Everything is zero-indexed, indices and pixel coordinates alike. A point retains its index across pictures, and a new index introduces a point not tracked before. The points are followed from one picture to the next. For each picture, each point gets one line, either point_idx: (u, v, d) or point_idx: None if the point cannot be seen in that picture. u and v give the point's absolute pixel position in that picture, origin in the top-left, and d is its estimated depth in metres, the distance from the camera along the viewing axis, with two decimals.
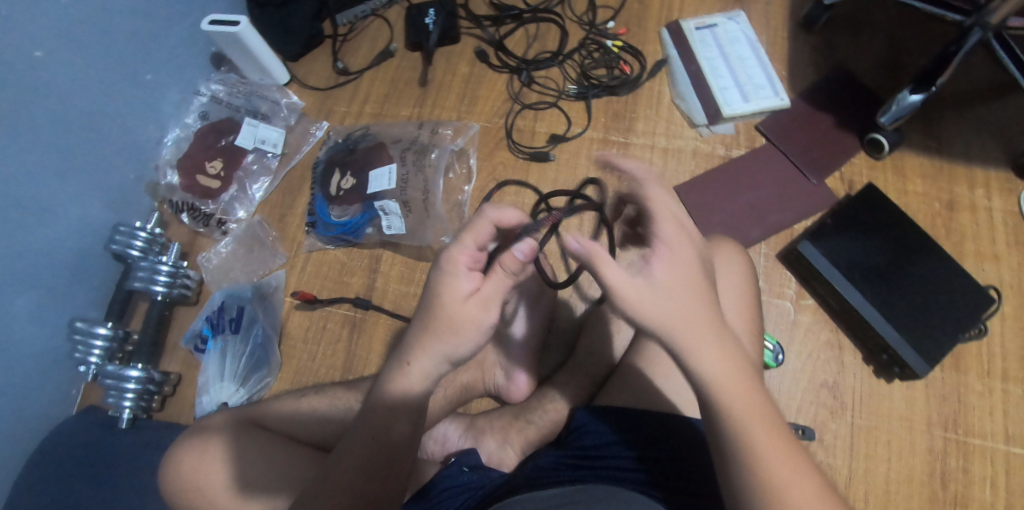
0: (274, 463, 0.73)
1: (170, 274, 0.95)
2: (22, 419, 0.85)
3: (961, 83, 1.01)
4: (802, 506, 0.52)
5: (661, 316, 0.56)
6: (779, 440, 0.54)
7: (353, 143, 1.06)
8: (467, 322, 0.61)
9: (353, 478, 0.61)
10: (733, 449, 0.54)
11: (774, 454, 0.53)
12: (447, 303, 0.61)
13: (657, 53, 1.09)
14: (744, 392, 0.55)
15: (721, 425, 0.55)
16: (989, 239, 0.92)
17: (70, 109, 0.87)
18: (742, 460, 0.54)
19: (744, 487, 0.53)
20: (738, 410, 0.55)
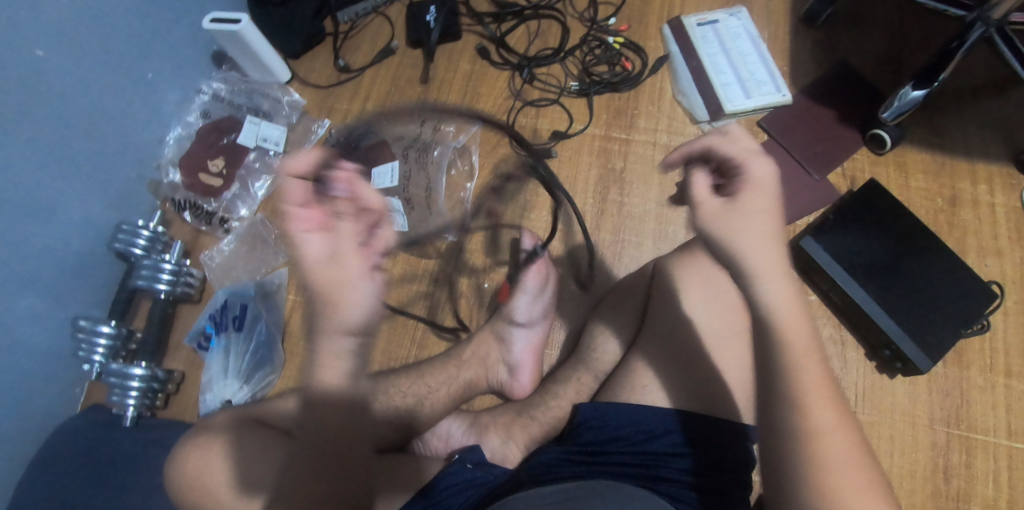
0: (274, 459, 0.73)
1: (173, 273, 0.94)
2: (27, 417, 0.85)
3: (963, 78, 1.01)
4: (839, 459, 0.54)
5: (746, 249, 0.56)
6: (828, 398, 0.56)
7: (354, 140, 1.04)
8: (334, 286, 0.59)
9: (310, 483, 0.67)
10: (786, 394, 0.56)
11: (821, 407, 0.55)
12: (308, 270, 0.60)
13: (658, 50, 1.08)
14: (806, 337, 0.57)
15: (781, 369, 0.56)
16: (992, 234, 0.92)
17: (72, 109, 0.87)
18: (792, 410, 0.55)
19: (794, 434, 0.55)
20: (798, 356, 0.56)
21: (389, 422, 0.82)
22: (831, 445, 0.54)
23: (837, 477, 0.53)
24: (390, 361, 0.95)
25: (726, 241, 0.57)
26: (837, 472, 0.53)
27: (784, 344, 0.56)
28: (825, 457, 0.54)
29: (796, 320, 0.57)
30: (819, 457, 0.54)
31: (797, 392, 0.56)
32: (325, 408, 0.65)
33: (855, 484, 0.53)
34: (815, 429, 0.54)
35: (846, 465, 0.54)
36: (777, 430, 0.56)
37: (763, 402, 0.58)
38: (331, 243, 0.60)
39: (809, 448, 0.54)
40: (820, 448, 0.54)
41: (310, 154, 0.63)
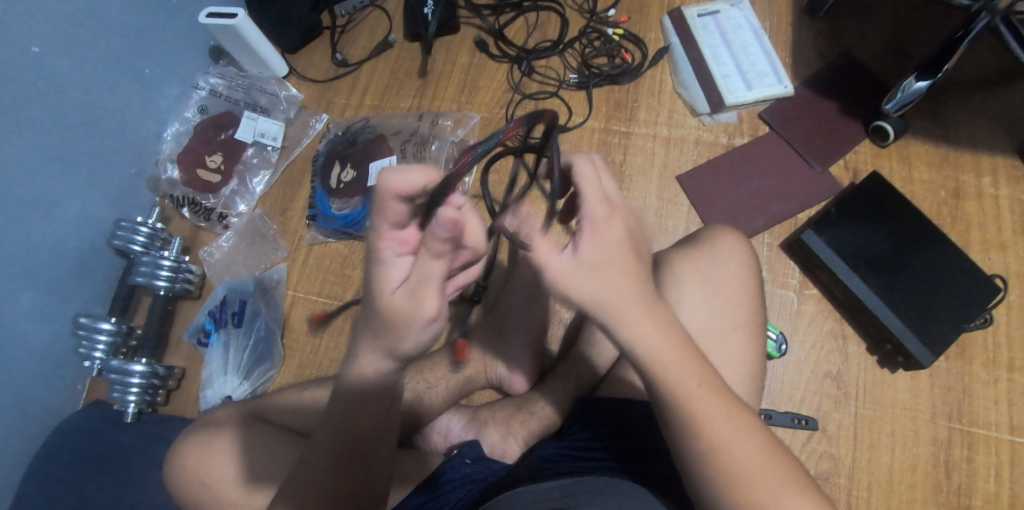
0: (278, 455, 0.73)
1: (172, 268, 0.95)
2: (29, 414, 0.86)
3: (968, 69, 0.99)
4: (762, 483, 0.53)
5: (587, 295, 0.52)
6: (724, 416, 0.54)
7: (353, 135, 1.06)
8: (399, 319, 0.51)
9: (324, 481, 0.58)
10: (688, 435, 0.55)
11: (719, 427, 0.54)
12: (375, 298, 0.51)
13: (659, 41, 1.07)
14: (687, 367, 0.55)
15: (674, 412, 0.55)
16: (995, 227, 0.91)
17: (69, 105, 0.87)
18: (690, 437, 0.54)
19: (703, 472, 0.54)
20: (688, 394, 0.54)
21: None
22: (745, 456, 0.53)
23: (757, 490, 0.53)
24: None
25: (565, 291, 0.53)
26: (752, 482, 0.53)
27: (666, 374, 0.54)
28: (740, 474, 0.53)
29: (672, 348, 0.54)
30: (733, 474, 0.53)
31: (693, 417, 0.54)
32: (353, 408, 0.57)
33: (778, 488, 0.53)
34: (722, 447, 0.53)
35: (769, 488, 0.53)
36: (686, 456, 0.55)
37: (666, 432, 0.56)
38: (411, 274, 0.51)
39: (717, 469, 0.53)
40: (732, 465, 0.53)
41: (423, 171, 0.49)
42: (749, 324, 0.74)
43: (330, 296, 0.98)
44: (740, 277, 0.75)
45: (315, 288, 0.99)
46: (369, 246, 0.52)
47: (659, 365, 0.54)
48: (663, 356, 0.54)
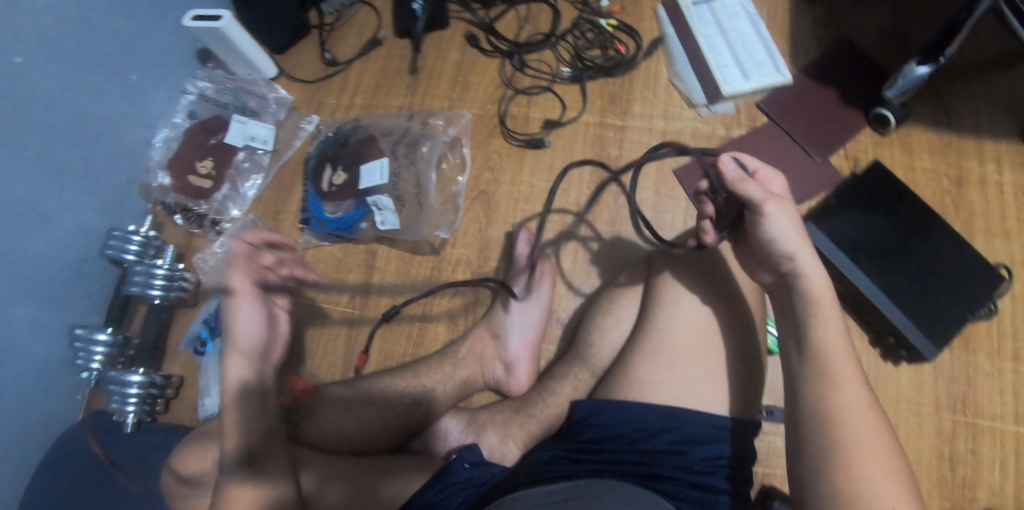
0: (250, 436, 0.71)
1: (166, 277, 0.95)
2: (29, 427, 0.86)
3: (970, 52, 0.97)
4: (876, 450, 0.56)
5: (784, 233, 0.62)
6: (854, 382, 0.59)
7: (344, 137, 1.04)
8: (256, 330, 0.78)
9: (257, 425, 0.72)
10: (816, 382, 0.59)
11: (850, 388, 0.58)
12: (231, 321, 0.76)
13: (653, 31, 1.05)
14: (832, 318, 0.61)
15: (808, 356, 0.61)
16: (1000, 215, 0.89)
17: (56, 116, 0.86)
18: (817, 387, 0.59)
19: (819, 426, 0.58)
20: (827, 343, 0.60)
21: (384, 420, 0.83)
22: (858, 423, 0.57)
23: (861, 455, 0.55)
24: (387, 359, 0.94)
25: (773, 227, 0.63)
26: (864, 448, 0.56)
27: (819, 325, 0.61)
28: (846, 434, 0.56)
29: (830, 305, 0.62)
30: (844, 432, 0.56)
31: (827, 370, 0.59)
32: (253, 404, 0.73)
33: (881, 466, 0.55)
34: (843, 415, 0.57)
35: (879, 455, 0.55)
36: (805, 407, 0.59)
37: (792, 381, 0.62)
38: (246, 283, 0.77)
39: (835, 425, 0.57)
40: (846, 427, 0.57)
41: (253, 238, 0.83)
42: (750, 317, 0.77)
43: (326, 300, 0.97)
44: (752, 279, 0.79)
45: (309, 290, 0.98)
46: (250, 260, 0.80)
47: (815, 309, 0.61)
48: (821, 302, 0.62)
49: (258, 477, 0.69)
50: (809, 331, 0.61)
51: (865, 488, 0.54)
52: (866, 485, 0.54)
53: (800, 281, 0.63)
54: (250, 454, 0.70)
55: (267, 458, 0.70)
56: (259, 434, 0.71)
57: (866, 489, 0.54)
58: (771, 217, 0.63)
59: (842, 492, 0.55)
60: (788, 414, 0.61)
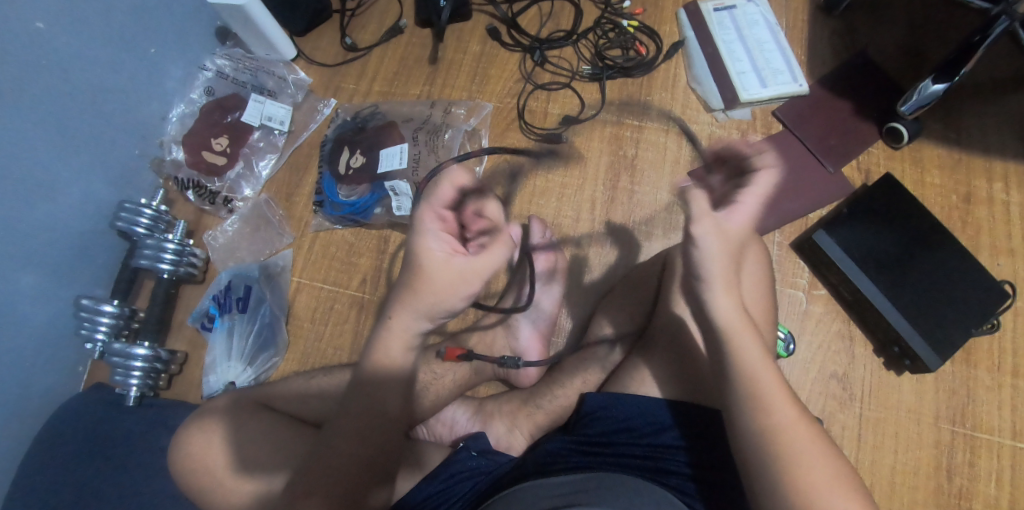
0: (274, 442, 0.73)
1: (176, 252, 0.94)
2: (28, 396, 0.84)
3: (982, 72, 0.99)
4: (821, 464, 0.56)
5: (716, 249, 0.63)
6: (783, 397, 0.60)
7: (363, 121, 1.05)
8: (431, 282, 0.61)
9: (350, 441, 0.62)
10: (746, 404, 0.60)
11: (780, 405, 0.59)
12: (422, 263, 0.62)
13: (674, 35, 1.06)
14: (750, 338, 0.63)
15: (732, 379, 0.62)
16: (1005, 233, 0.91)
17: (80, 86, 0.86)
18: (751, 410, 0.60)
19: (759, 446, 0.58)
20: (749, 365, 0.62)
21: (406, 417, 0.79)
22: (797, 441, 0.57)
23: (805, 468, 0.56)
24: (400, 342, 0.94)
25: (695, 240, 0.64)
26: (807, 463, 0.56)
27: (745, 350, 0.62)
28: (790, 452, 0.57)
29: (743, 327, 0.64)
30: (784, 448, 0.57)
31: (758, 391, 0.60)
32: (359, 394, 0.63)
33: (827, 477, 0.56)
34: (781, 431, 0.58)
35: (822, 469, 0.56)
36: (743, 433, 0.60)
37: (727, 406, 0.62)
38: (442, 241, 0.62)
39: (775, 445, 0.57)
40: (785, 443, 0.57)
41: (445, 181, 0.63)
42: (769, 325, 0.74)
43: (336, 283, 0.98)
44: (757, 275, 0.74)
45: (321, 273, 0.99)
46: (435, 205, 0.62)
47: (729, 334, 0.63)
48: (736, 323, 0.64)
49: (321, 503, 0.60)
50: (731, 354, 0.63)
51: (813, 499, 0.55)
52: (818, 497, 0.55)
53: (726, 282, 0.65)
54: (310, 483, 0.61)
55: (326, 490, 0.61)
56: (328, 456, 0.62)
57: (817, 499, 0.55)
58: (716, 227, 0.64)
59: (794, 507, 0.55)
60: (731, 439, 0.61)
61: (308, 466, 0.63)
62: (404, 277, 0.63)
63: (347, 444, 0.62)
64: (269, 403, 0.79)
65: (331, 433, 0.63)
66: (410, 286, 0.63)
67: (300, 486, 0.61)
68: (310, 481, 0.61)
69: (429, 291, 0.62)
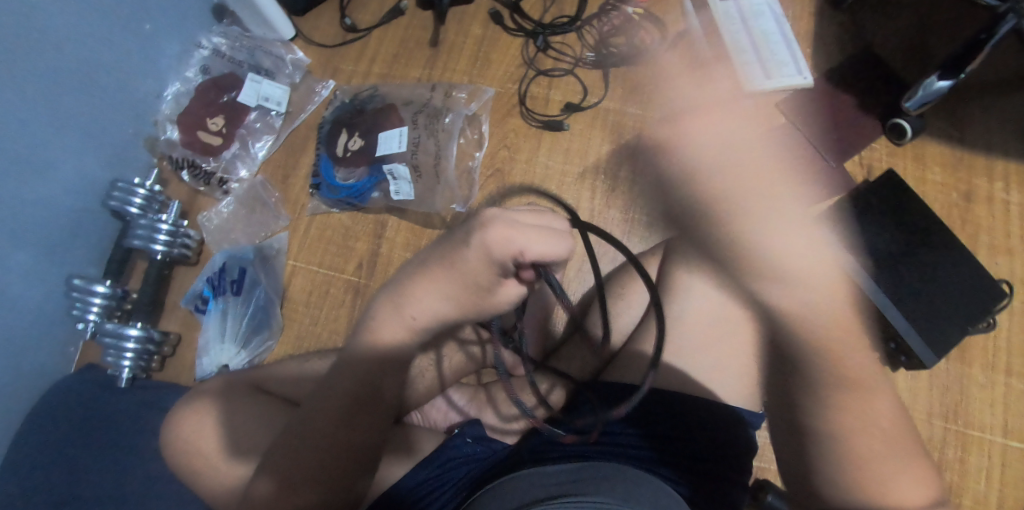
0: (264, 424, 0.73)
1: (170, 233, 0.93)
2: (19, 374, 0.84)
3: (988, 69, 0.98)
4: (884, 438, 0.60)
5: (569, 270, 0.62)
6: (877, 383, 0.61)
7: (361, 104, 1.04)
8: (479, 303, 0.59)
9: (333, 424, 0.62)
10: (823, 390, 0.60)
11: (870, 392, 0.60)
12: (469, 273, 0.57)
13: (679, 23, 1.04)
14: (835, 304, 0.61)
15: (806, 354, 0.60)
16: (1004, 232, 0.91)
17: (71, 61, 0.84)
18: (824, 400, 0.60)
19: (836, 443, 0.60)
20: (821, 336, 0.60)
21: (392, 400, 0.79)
22: (876, 413, 0.60)
23: (873, 462, 0.59)
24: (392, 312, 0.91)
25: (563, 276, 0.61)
26: (871, 464, 0.59)
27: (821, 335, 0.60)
28: (859, 443, 0.59)
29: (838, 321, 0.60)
30: (853, 444, 0.59)
31: (853, 381, 0.60)
32: (346, 374, 0.63)
33: (884, 457, 0.59)
34: (858, 424, 0.59)
35: (891, 464, 0.59)
36: (812, 426, 0.61)
37: (793, 393, 0.63)
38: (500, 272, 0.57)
39: (846, 445, 0.59)
40: (858, 450, 0.59)
41: (537, 235, 0.55)
42: None
43: (332, 267, 0.97)
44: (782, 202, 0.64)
45: (317, 257, 0.98)
46: (507, 234, 0.55)
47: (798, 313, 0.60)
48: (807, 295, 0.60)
49: (304, 486, 0.61)
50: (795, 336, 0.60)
51: (888, 493, 0.59)
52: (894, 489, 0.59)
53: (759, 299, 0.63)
54: (292, 467, 0.61)
55: (308, 473, 0.61)
56: (310, 438, 0.62)
57: (886, 487, 0.59)
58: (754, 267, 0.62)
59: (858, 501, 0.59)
60: (795, 428, 0.63)
61: (290, 451, 0.62)
62: (436, 261, 0.59)
63: (330, 428, 0.62)
64: (260, 385, 0.79)
65: (315, 416, 0.62)
66: (440, 274, 0.59)
67: (284, 471, 0.61)
68: (294, 467, 0.61)
69: (469, 306, 0.59)
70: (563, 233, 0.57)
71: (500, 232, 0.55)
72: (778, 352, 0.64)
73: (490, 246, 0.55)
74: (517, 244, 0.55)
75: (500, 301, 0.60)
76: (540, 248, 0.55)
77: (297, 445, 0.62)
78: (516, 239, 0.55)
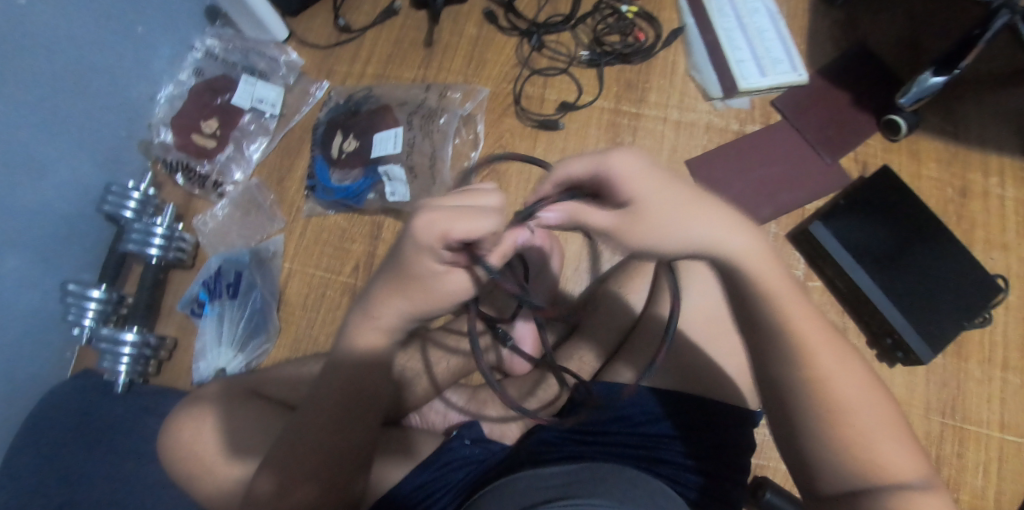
0: (265, 427, 0.73)
1: (165, 237, 0.92)
2: (15, 380, 0.83)
3: (981, 65, 0.98)
4: (862, 403, 0.52)
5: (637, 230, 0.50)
6: (832, 344, 0.53)
7: (355, 105, 1.03)
8: (429, 292, 0.55)
9: (333, 423, 0.62)
10: (788, 355, 0.52)
11: (825, 351, 0.52)
12: (413, 267, 0.53)
13: (674, 21, 1.04)
14: (775, 277, 0.52)
15: (767, 319, 0.53)
16: (1000, 228, 0.91)
17: (62, 65, 0.83)
18: (792, 366, 0.52)
19: (805, 398, 0.52)
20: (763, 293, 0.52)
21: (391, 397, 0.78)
22: (839, 387, 0.52)
23: (855, 426, 0.51)
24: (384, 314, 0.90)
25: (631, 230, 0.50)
26: (855, 424, 0.51)
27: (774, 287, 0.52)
28: (843, 404, 0.52)
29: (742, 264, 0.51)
30: (833, 401, 0.51)
31: (796, 343, 0.52)
32: (336, 375, 0.61)
33: (871, 429, 0.52)
34: (829, 380, 0.52)
35: (873, 416, 0.52)
36: (788, 388, 0.53)
37: (760, 358, 0.54)
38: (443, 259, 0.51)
39: (822, 402, 0.52)
40: (834, 400, 0.51)
41: (472, 221, 0.47)
42: None
43: (328, 269, 0.97)
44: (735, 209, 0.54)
45: (313, 259, 0.98)
46: (434, 225, 0.48)
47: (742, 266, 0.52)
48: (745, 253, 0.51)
49: (308, 483, 0.61)
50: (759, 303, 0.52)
51: (871, 457, 0.51)
52: (878, 454, 0.51)
53: (716, 271, 0.54)
54: (296, 466, 0.61)
55: (308, 474, 0.61)
56: (311, 436, 0.61)
57: (872, 448, 0.51)
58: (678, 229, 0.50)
59: (840, 461, 0.52)
60: (772, 405, 0.54)
61: (291, 451, 0.62)
62: (387, 264, 0.55)
63: (330, 425, 0.62)
64: (259, 389, 0.78)
65: (315, 417, 0.62)
66: (394, 276, 0.55)
67: (287, 470, 0.61)
68: (298, 465, 0.61)
69: (426, 302, 0.56)
70: (493, 207, 0.48)
71: (424, 227, 0.49)
72: (745, 324, 0.55)
73: (420, 241, 0.50)
74: (442, 231, 0.48)
75: (452, 288, 0.54)
76: (459, 233, 0.47)
77: (299, 444, 0.61)
78: (440, 227, 0.48)
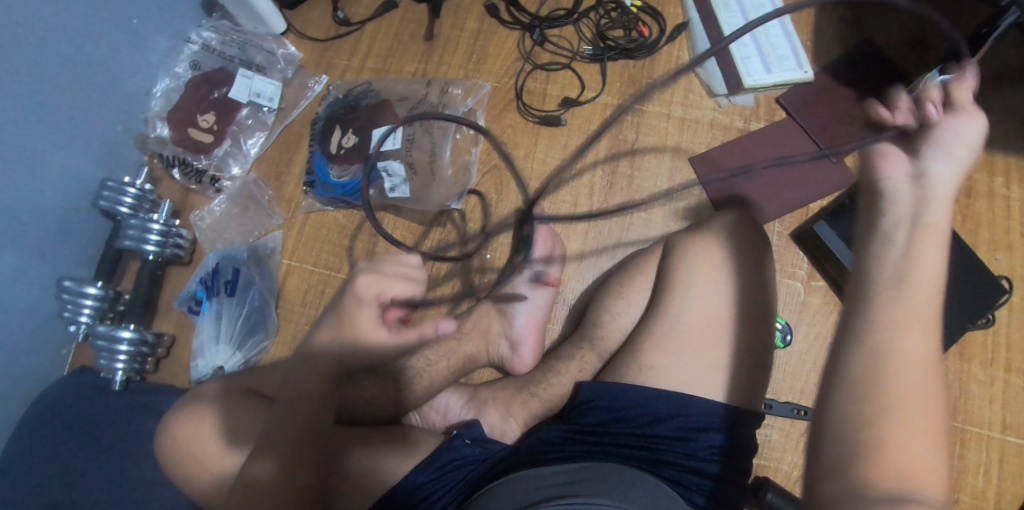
0: (260, 421, 0.72)
1: (162, 232, 0.91)
2: (11, 377, 0.82)
3: (988, 63, 0.97)
4: (914, 399, 0.51)
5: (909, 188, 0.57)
6: (920, 337, 0.53)
7: (354, 100, 1.02)
8: (357, 340, 0.69)
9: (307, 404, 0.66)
10: (876, 318, 0.54)
11: (915, 338, 0.52)
12: (354, 314, 0.69)
13: (679, 16, 1.03)
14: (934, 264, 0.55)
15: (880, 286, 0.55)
16: (1004, 228, 0.90)
17: (54, 58, 0.81)
18: (878, 330, 0.53)
19: (861, 363, 0.53)
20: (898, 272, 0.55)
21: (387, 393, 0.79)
22: (905, 373, 0.51)
23: (898, 416, 0.50)
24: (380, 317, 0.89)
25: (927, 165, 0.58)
26: (899, 412, 0.50)
27: (911, 255, 0.55)
28: (891, 387, 0.51)
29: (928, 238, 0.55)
30: (887, 378, 0.51)
31: (892, 313, 0.53)
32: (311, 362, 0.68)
33: (913, 425, 0.50)
34: (898, 357, 0.52)
35: (919, 413, 0.50)
36: (850, 352, 0.53)
37: (847, 318, 0.56)
38: (372, 315, 0.69)
39: (878, 373, 0.52)
40: (889, 380, 0.51)
41: (406, 284, 0.71)
42: (757, 319, 0.74)
43: (327, 266, 0.96)
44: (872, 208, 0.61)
45: (312, 255, 0.97)
46: (375, 283, 0.70)
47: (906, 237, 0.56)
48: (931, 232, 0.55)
49: (281, 457, 0.65)
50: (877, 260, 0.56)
51: (891, 451, 0.49)
52: (901, 452, 0.49)
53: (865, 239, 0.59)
54: (277, 447, 0.65)
55: (297, 445, 0.65)
56: (287, 417, 0.66)
57: (892, 449, 0.49)
58: (932, 179, 0.57)
59: (860, 442, 0.50)
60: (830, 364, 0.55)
61: (271, 428, 0.66)
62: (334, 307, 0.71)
63: (306, 407, 0.66)
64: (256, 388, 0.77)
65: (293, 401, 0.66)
66: (337, 316, 0.70)
67: (268, 452, 0.65)
68: (277, 445, 0.65)
69: (350, 349, 0.69)
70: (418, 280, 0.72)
71: (364, 284, 0.69)
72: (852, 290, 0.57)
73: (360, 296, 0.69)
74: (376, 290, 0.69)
75: (377, 340, 0.70)
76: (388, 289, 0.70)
77: (278, 424, 0.66)
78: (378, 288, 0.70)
